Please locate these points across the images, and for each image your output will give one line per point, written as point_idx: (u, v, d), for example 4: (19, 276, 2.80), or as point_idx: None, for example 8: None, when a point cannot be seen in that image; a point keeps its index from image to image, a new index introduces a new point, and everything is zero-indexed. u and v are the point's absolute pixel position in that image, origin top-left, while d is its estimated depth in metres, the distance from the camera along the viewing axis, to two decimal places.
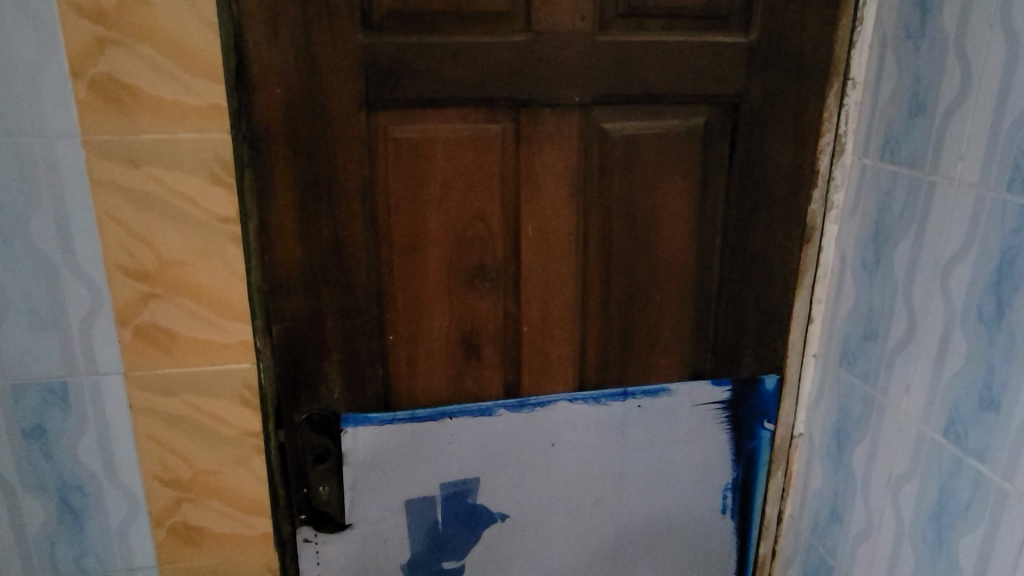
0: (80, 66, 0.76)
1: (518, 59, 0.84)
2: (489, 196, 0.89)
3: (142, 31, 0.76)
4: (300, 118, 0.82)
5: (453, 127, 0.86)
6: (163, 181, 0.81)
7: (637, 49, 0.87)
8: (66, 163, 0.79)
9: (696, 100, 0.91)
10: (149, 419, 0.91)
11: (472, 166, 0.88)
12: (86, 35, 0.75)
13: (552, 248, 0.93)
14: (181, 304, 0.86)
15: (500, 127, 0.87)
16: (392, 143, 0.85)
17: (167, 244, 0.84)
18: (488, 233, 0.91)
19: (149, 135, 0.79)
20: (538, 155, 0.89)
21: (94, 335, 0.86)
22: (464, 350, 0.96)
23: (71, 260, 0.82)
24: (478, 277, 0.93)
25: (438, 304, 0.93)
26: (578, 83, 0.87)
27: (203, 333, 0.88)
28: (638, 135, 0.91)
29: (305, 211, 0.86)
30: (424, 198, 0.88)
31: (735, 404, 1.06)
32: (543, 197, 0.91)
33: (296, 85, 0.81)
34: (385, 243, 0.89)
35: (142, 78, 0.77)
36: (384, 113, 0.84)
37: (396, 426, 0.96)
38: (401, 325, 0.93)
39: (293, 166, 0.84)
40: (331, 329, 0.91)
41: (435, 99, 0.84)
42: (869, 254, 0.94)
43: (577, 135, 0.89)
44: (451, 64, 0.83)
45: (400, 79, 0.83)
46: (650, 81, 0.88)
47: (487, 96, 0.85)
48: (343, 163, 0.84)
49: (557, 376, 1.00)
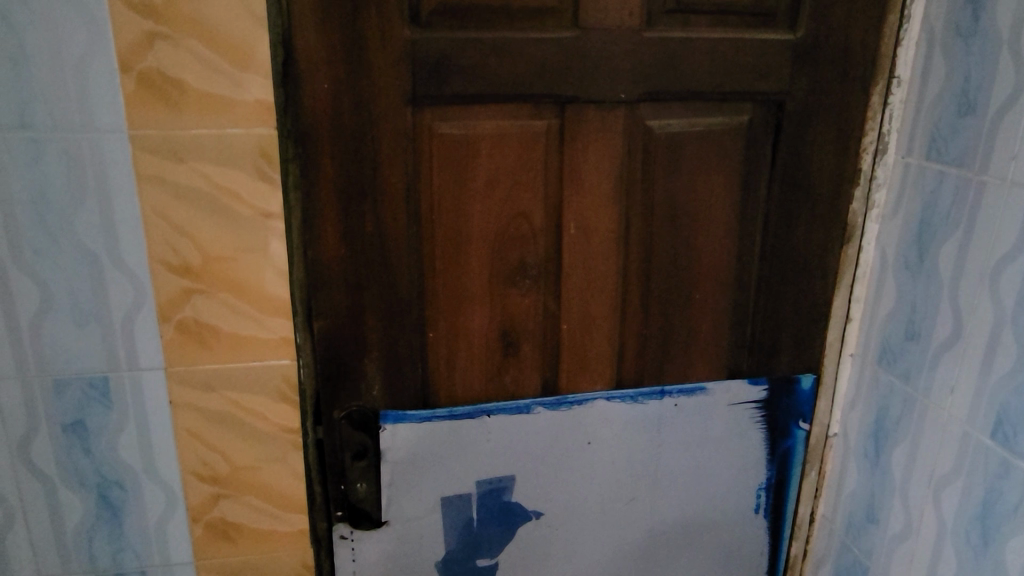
0: (129, 60, 0.76)
1: (566, 55, 0.84)
2: (532, 193, 0.89)
3: (192, 26, 0.76)
4: (346, 114, 0.82)
5: (498, 124, 0.85)
6: (208, 176, 0.81)
7: (684, 46, 0.86)
8: (112, 157, 0.79)
9: (741, 98, 0.90)
10: (189, 415, 0.91)
11: (516, 163, 0.87)
12: (136, 30, 0.75)
13: (593, 245, 0.93)
14: (224, 300, 0.86)
15: (545, 123, 0.87)
16: (437, 139, 0.85)
17: (211, 239, 0.83)
18: (530, 231, 0.91)
19: (195, 130, 0.79)
20: (582, 151, 0.89)
21: (136, 331, 0.86)
22: (504, 347, 0.95)
23: (116, 255, 0.82)
24: (519, 274, 0.92)
25: (478, 301, 0.93)
26: (624, 79, 0.86)
27: (245, 329, 0.88)
28: (682, 133, 0.90)
29: (349, 208, 0.85)
30: (468, 196, 0.88)
31: (771, 403, 1.06)
32: (586, 195, 0.91)
33: (342, 80, 0.80)
34: (427, 240, 0.89)
35: (191, 73, 0.77)
36: (430, 109, 0.84)
37: (435, 423, 0.96)
38: (441, 323, 0.93)
39: (338, 162, 0.83)
40: (373, 326, 0.91)
41: (480, 95, 0.84)
42: (911, 254, 0.93)
43: (622, 132, 0.89)
44: (498, 61, 0.83)
45: (447, 74, 0.82)
46: (696, 78, 0.88)
47: (534, 92, 0.84)
48: (388, 159, 0.84)
49: (595, 374, 1.00)
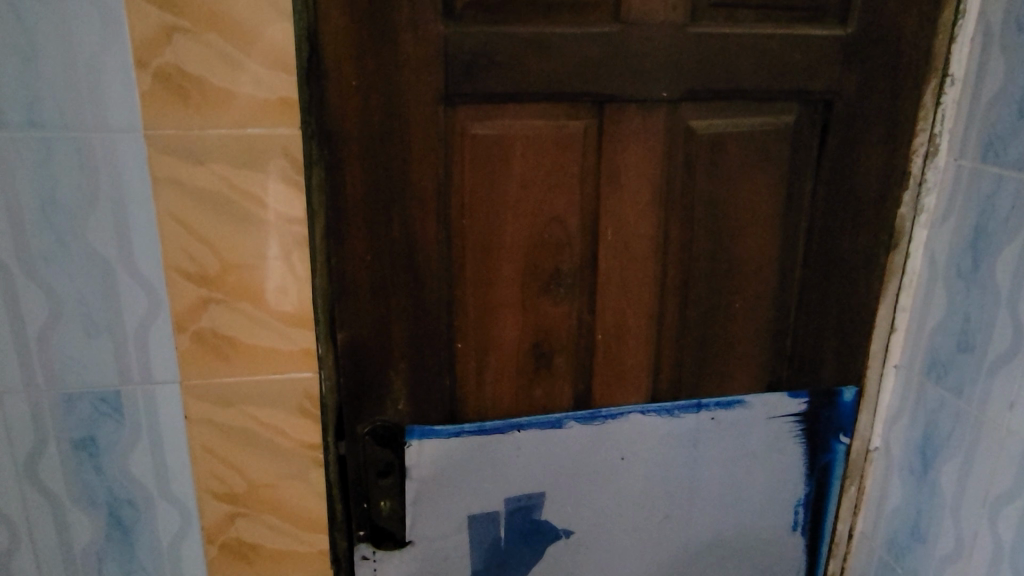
0: (146, 56, 0.71)
1: (606, 52, 0.79)
2: (568, 197, 0.85)
3: (213, 20, 0.71)
4: (375, 114, 0.77)
5: (534, 124, 0.81)
6: (228, 179, 0.77)
7: (730, 42, 0.81)
8: (127, 159, 0.74)
9: (787, 97, 0.86)
10: (205, 430, 0.86)
11: (552, 166, 0.83)
12: (153, 24, 0.71)
13: (630, 252, 0.88)
14: (243, 310, 0.82)
15: (582, 124, 0.82)
16: (470, 140, 0.80)
17: (231, 246, 0.79)
18: (565, 237, 0.86)
19: (214, 130, 0.75)
20: (622, 154, 0.84)
21: (150, 343, 0.81)
22: (536, 359, 0.91)
23: (130, 263, 0.78)
24: (553, 283, 0.88)
25: (510, 311, 0.88)
26: (666, 77, 0.81)
27: (265, 341, 0.84)
28: (726, 134, 0.86)
29: (376, 213, 0.81)
30: (500, 200, 0.83)
31: (811, 416, 1.01)
32: (625, 199, 0.86)
33: (371, 78, 0.76)
34: (458, 247, 0.84)
35: (211, 70, 0.73)
36: (463, 108, 0.79)
37: (463, 439, 0.91)
38: (471, 334, 0.88)
39: (365, 164, 0.79)
40: (399, 337, 0.86)
41: (516, 94, 0.79)
42: (965, 261, 0.89)
43: (663, 133, 0.84)
44: (536, 57, 0.78)
45: (481, 72, 0.77)
46: (741, 76, 0.83)
47: (572, 91, 0.80)
48: (418, 161, 0.80)
49: (630, 387, 0.95)
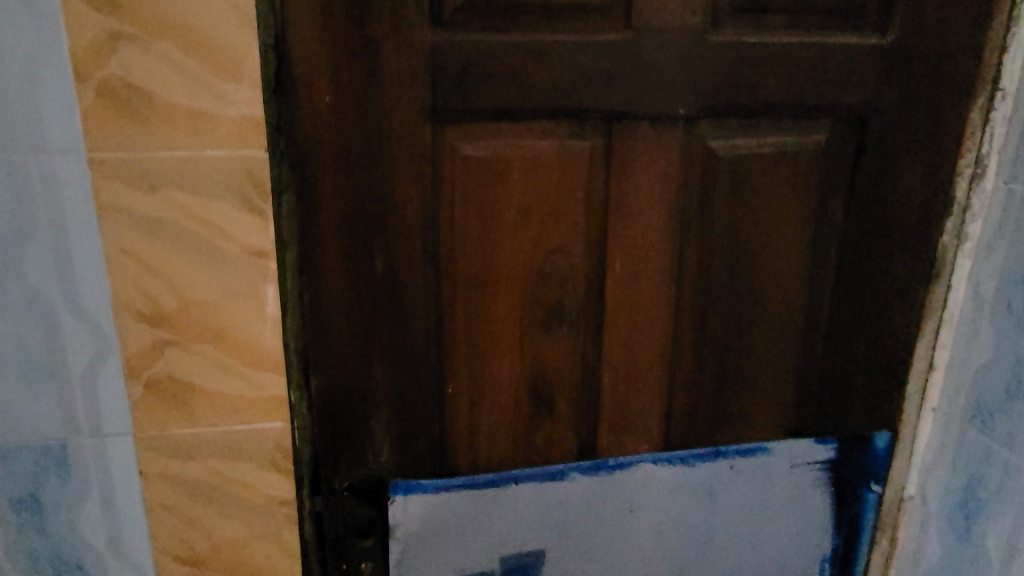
0: (88, 67, 0.62)
1: (615, 63, 0.70)
2: (571, 225, 0.75)
3: (164, 26, 0.62)
4: (352, 134, 0.68)
5: (534, 144, 0.72)
6: (185, 207, 0.67)
7: (755, 53, 0.72)
8: (68, 185, 0.65)
9: (819, 114, 0.77)
10: (163, 486, 0.76)
11: (554, 191, 0.73)
12: (95, 30, 0.61)
13: (641, 286, 0.79)
14: (204, 353, 0.72)
15: (588, 143, 0.73)
16: (461, 163, 0.71)
17: (189, 282, 0.70)
18: (568, 269, 0.77)
19: (168, 153, 0.66)
20: (632, 177, 0.75)
21: (99, 390, 0.72)
22: (535, 404, 0.81)
23: (73, 302, 0.68)
24: (554, 320, 0.78)
25: (506, 352, 0.78)
26: (684, 92, 0.72)
27: (230, 387, 0.74)
28: (749, 156, 0.76)
29: (355, 244, 0.72)
30: (496, 229, 0.74)
31: (838, 464, 0.92)
32: (635, 227, 0.77)
33: (348, 93, 0.67)
34: (447, 281, 0.75)
35: (163, 84, 0.63)
36: (453, 127, 0.70)
37: (454, 494, 0.82)
38: (462, 377, 0.79)
39: (342, 191, 0.70)
40: (381, 381, 0.77)
41: (512, 109, 0.69)
42: (1016, 295, 0.77)
43: (679, 153, 0.75)
44: (536, 69, 0.69)
45: (472, 85, 0.68)
46: (767, 90, 0.74)
47: (577, 106, 0.70)
48: (402, 187, 0.70)
49: (640, 434, 0.85)
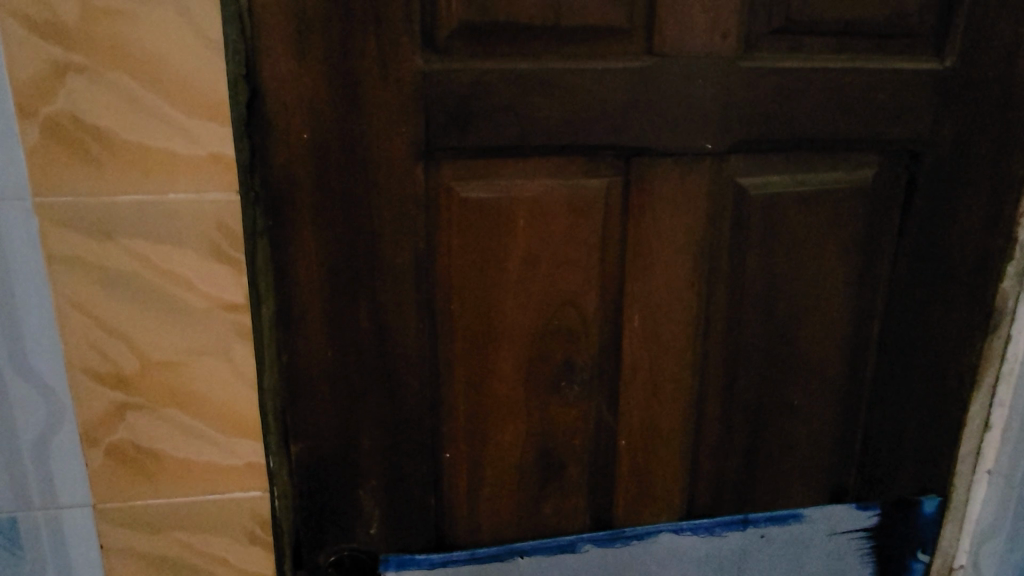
0: (31, 102, 0.54)
1: (636, 92, 0.61)
2: (584, 274, 0.67)
3: (118, 56, 0.54)
4: (335, 174, 0.60)
5: (542, 184, 0.63)
6: (146, 258, 0.59)
7: (794, 80, 0.63)
8: (12, 234, 0.57)
9: (865, 147, 0.68)
10: (126, 561, 0.68)
11: (564, 237, 0.65)
12: (38, 61, 0.54)
13: (662, 340, 0.70)
14: (170, 418, 0.64)
15: (604, 182, 0.64)
16: (460, 206, 0.63)
17: (151, 340, 0.62)
18: (581, 323, 0.68)
19: (125, 197, 0.57)
20: (653, 220, 0.66)
21: (53, 459, 0.64)
22: (543, 470, 0.73)
23: (22, 362, 0.61)
24: (564, 379, 0.70)
25: (512, 414, 0.70)
26: (713, 124, 0.63)
27: (199, 454, 0.66)
28: (786, 195, 0.67)
29: (339, 296, 0.63)
30: (499, 279, 0.65)
31: (882, 531, 0.82)
32: (656, 276, 0.68)
33: (330, 129, 0.58)
34: (445, 336, 0.67)
35: (118, 120, 0.56)
36: (450, 166, 0.62)
37: (450, 568, 0.74)
38: (462, 441, 0.70)
39: (323, 238, 0.61)
40: (370, 447, 0.68)
41: (517, 145, 0.61)
42: None
43: (706, 193, 0.66)
44: (545, 100, 0.60)
45: (472, 119, 0.60)
46: (808, 122, 0.65)
47: (591, 142, 0.62)
48: (392, 233, 0.62)
49: (660, 502, 0.77)
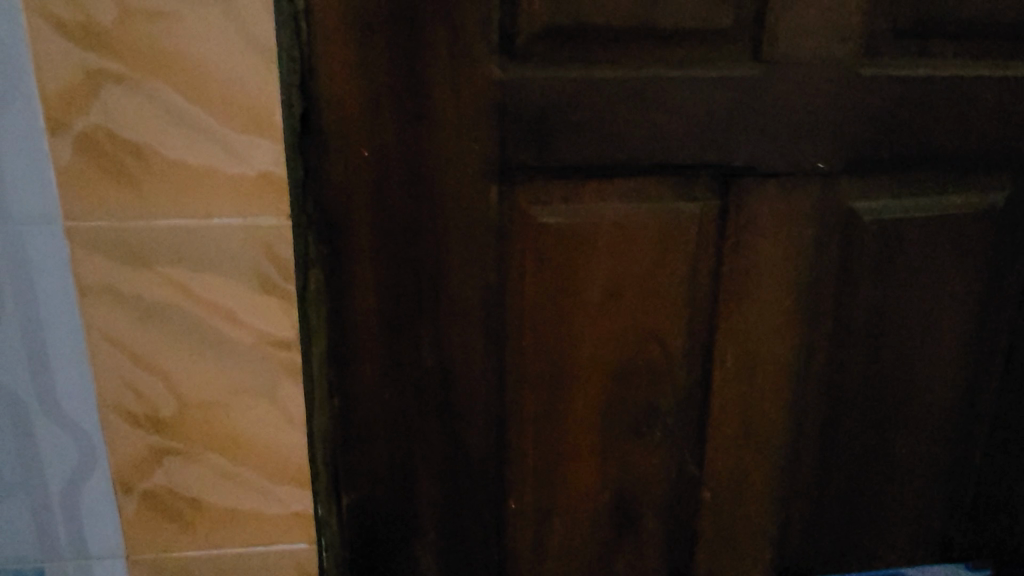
0: (63, 114, 0.49)
1: (741, 105, 0.53)
2: (673, 309, 0.59)
3: (159, 63, 0.48)
4: (398, 197, 0.53)
5: (629, 208, 0.56)
6: (186, 288, 0.53)
7: (921, 90, 0.55)
8: (41, 262, 0.51)
9: (997, 167, 0.59)
10: None
11: (652, 267, 0.58)
12: (71, 70, 0.48)
13: (756, 382, 0.62)
14: (210, 463, 0.58)
15: (699, 206, 0.56)
16: (535, 232, 0.56)
17: (191, 379, 0.55)
18: (666, 363, 0.61)
19: (164, 221, 0.51)
20: (752, 249, 0.58)
21: (83, 505, 0.58)
22: (619, 524, 0.65)
23: (50, 401, 0.55)
24: (647, 425, 0.62)
25: (586, 464, 0.63)
26: (827, 140, 0.55)
27: (242, 502, 0.59)
28: (905, 221, 0.59)
29: (400, 333, 0.57)
30: (577, 315, 0.58)
31: None
32: (753, 311, 0.60)
33: (393, 146, 0.52)
34: (514, 376, 0.59)
35: (157, 134, 0.49)
36: (526, 188, 0.55)
37: None
38: (530, 491, 0.63)
39: (382, 268, 0.55)
40: (428, 498, 0.62)
41: (603, 165, 0.54)
42: None
43: (814, 218, 0.58)
44: (636, 114, 0.53)
45: (554, 134, 0.53)
46: (935, 138, 0.57)
47: (686, 161, 0.55)
48: (460, 262, 0.55)
49: (747, 559, 0.69)
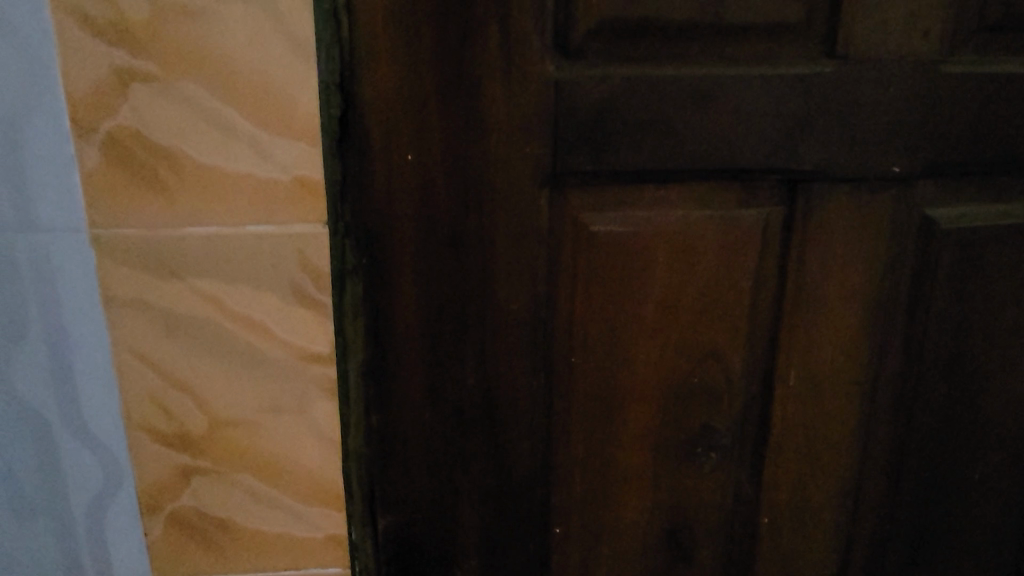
0: (89, 116, 0.46)
1: (812, 104, 0.50)
2: (732, 323, 0.55)
3: (191, 61, 0.45)
4: (442, 204, 0.50)
5: (689, 216, 0.52)
6: (217, 300, 0.50)
7: (1007, 88, 0.51)
8: (66, 272, 0.49)
9: None
10: None
11: (711, 279, 0.54)
12: (99, 69, 0.45)
13: (820, 402, 0.58)
14: (240, 485, 0.55)
15: (763, 214, 0.53)
16: (588, 242, 0.52)
17: (221, 396, 0.52)
18: (724, 381, 0.57)
19: (195, 230, 0.48)
20: (819, 260, 0.54)
21: (108, 529, 0.55)
22: (669, 551, 0.61)
23: (75, 420, 0.52)
24: (702, 447, 0.58)
25: (635, 487, 0.59)
26: (903, 142, 0.51)
27: (273, 524, 0.56)
28: (985, 230, 0.55)
29: (442, 349, 0.53)
30: (629, 329, 0.54)
31: None
32: (818, 327, 0.56)
33: (438, 150, 0.48)
34: (562, 394, 0.56)
35: (189, 137, 0.46)
36: (578, 194, 0.51)
37: None
38: (576, 516, 0.59)
39: (425, 280, 0.51)
40: (468, 523, 0.58)
41: (662, 170, 0.50)
42: None
43: (887, 227, 0.54)
44: (699, 115, 0.49)
45: (610, 136, 0.49)
46: (1019, 140, 0.53)
47: (751, 165, 0.51)
48: (507, 274, 0.52)
49: None
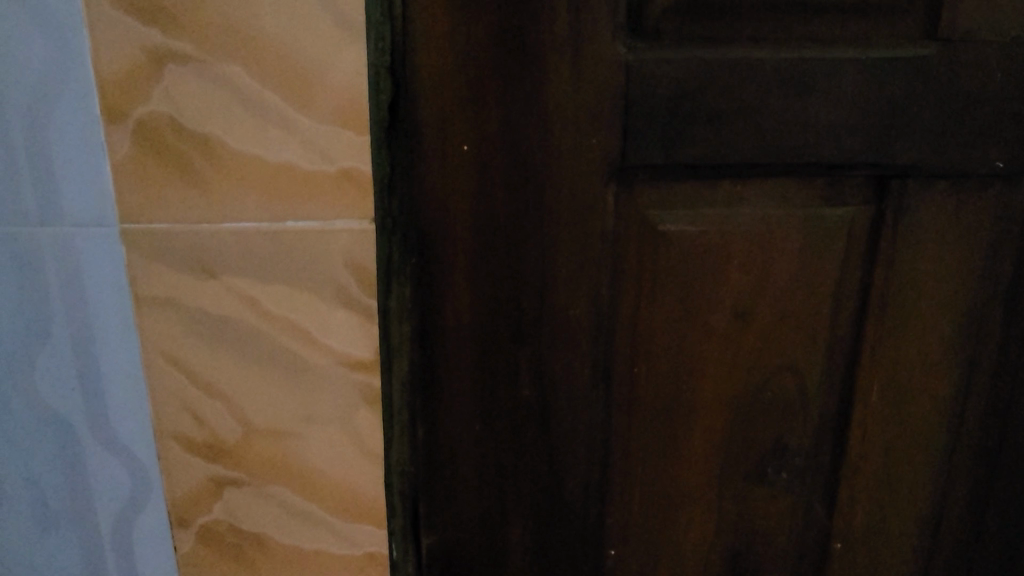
0: (121, 100, 0.42)
1: (909, 91, 0.45)
2: (811, 332, 0.50)
3: (230, 40, 0.41)
4: (499, 199, 0.46)
5: (770, 215, 0.47)
6: (254, 300, 0.46)
7: None
8: (96, 268, 0.45)
9: None
10: None
11: (791, 284, 0.49)
12: (132, 48, 0.41)
13: (904, 418, 0.53)
14: (275, 498, 0.51)
15: (849, 213, 0.48)
16: (656, 241, 0.48)
17: (257, 404, 0.48)
18: (800, 395, 0.52)
19: (231, 224, 0.44)
20: (909, 263, 0.50)
21: (136, 541, 0.52)
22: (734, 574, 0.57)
23: (103, 425, 0.49)
24: (773, 464, 0.54)
25: (699, 507, 0.54)
26: (1008, 135, 0.46)
27: (309, 540, 0.52)
28: None
29: (495, 356, 0.49)
30: (699, 338, 0.50)
31: None
32: (905, 337, 0.51)
33: (495, 141, 0.44)
34: (623, 407, 0.52)
35: (227, 124, 0.43)
36: (648, 189, 0.47)
37: None
38: (635, 536, 0.55)
39: (478, 281, 0.47)
40: (518, 543, 0.54)
41: (741, 164, 0.46)
42: None
43: (986, 229, 0.49)
44: (784, 103, 0.45)
45: (685, 126, 0.45)
46: None
47: (840, 159, 0.46)
48: (568, 276, 0.48)
49: None
